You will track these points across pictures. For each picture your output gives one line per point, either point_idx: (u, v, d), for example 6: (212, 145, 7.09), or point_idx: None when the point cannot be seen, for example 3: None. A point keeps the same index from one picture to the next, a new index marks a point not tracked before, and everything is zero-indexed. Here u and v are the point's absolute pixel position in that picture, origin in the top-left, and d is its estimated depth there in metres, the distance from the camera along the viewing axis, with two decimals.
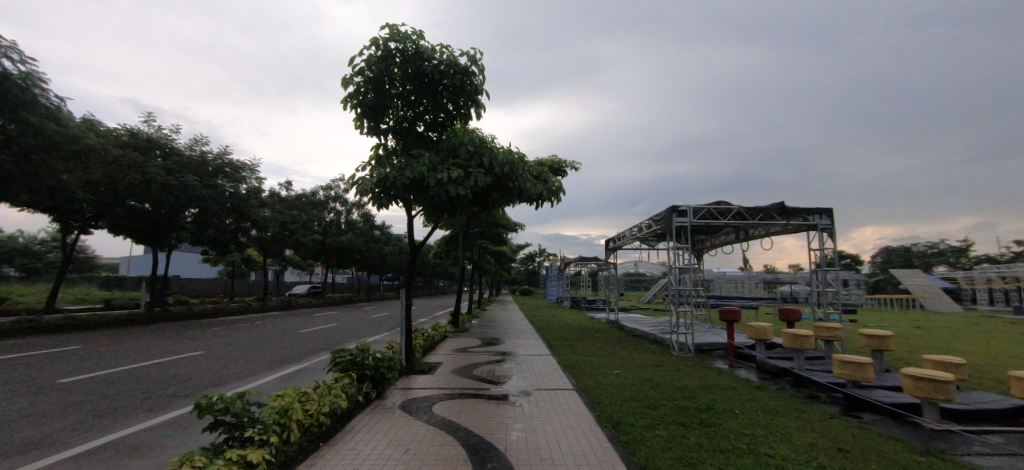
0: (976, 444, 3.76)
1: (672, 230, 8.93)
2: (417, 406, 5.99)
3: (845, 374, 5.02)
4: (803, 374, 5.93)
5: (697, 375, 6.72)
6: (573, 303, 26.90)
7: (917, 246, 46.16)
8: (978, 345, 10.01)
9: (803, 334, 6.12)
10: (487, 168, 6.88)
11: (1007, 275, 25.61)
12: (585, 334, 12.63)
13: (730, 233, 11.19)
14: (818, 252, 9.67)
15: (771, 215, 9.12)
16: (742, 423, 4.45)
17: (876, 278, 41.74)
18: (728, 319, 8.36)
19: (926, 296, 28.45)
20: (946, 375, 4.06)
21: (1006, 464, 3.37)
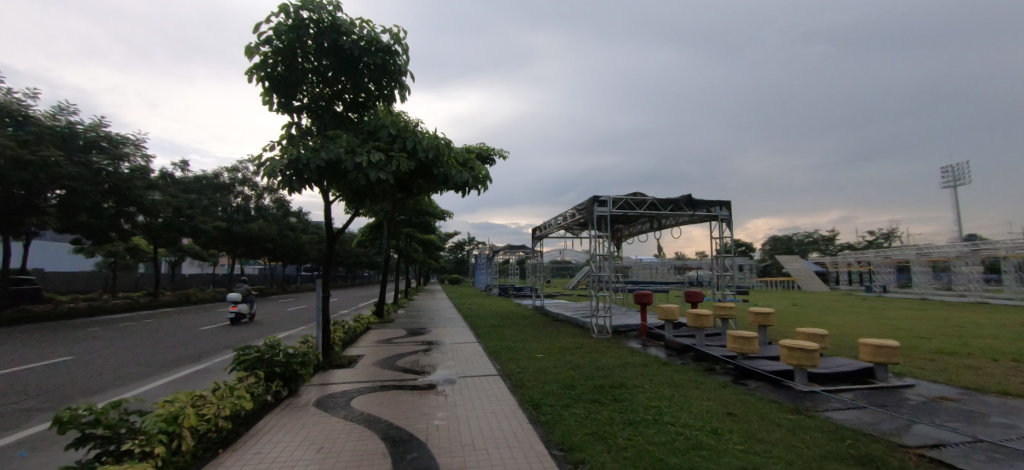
0: (834, 401, 4.43)
1: (594, 220, 9.34)
2: (334, 401, 5.68)
3: (736, 347, 5.66)
4: (702, 349, 6.57)
5: (612, 355, 7.17)
6: (501, 290, 27.30)
7: (797, 235, 53.26)
8: (839, 319, 11.82)
9: (703, 313, 6.77)
10: (411, 153, 6.63)
11: (861, 260, 30.56)
12: (512, 321, 12.86)
13: (645, 223, 12.00)
14: (718, 240, 10.72)
15: (680, 207, 9.93)
16: (650, 396, 4.82)
17: (764, 263, 47.59)
18: (642, 302, 8.99)
19: (802, 278, 33.06)
20: (812, 344, 4.77)
21: (856, 417, 4.01)
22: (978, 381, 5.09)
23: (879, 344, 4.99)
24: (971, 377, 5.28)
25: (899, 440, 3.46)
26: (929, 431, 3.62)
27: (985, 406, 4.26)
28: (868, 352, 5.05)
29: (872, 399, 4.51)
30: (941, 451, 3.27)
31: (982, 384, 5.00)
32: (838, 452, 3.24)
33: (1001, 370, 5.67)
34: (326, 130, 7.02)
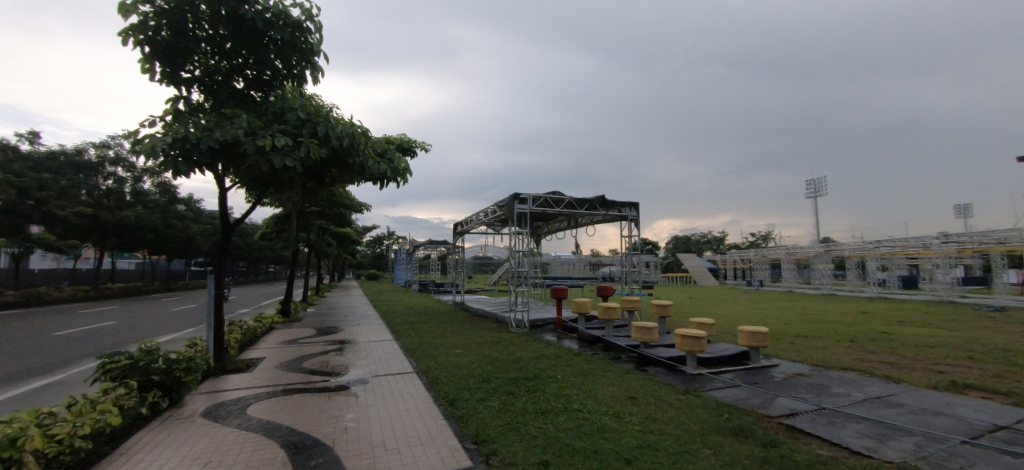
0: (717, 381, 5.02)
1: (514, 217, 9.53)
2: (226, 409, 5.12)
3: (639, 337, 6.15)
4: (610, 340, 7.05)
5: (528, 348, 7.39)
6: (422, 286, 26.74)
7: (695, 236, 59.37)
8: (725, 310, 13.41)
9: (612, 306, 7.25)
10: (323, 140, 6.17)
11: (744, 258, 35.00)
12: (431, 317, 12.66)
13: (563, 221, 12.54)
14: (628, 238, 11.54)
15: (595, 206, 10.54)
16: (561, 386, 5.05)
17: (667, 260, 52.32)
18: (558, 296, 9.38)
19: (698, 273, 36.97)
20: (701, 331, 5.36)
21: (733, 394, 4.59)
22: (825, 359, 6.11)
23: (753, 331, 5.76)
24: (819, 356, 6.33)
25: (765, 412, 4.03)
26: (787, 403, 4.26)
27: (828, 379, 5.14)
28: (745, 337, 5.82)
29: (747, 378, 5.20)
30: (796, 418, 3.87)
31: (827, 361, 6.02)
32: (718, 425, 3.68)
33: (841, 349, 6.87)
34: (223, 108, 6.25)
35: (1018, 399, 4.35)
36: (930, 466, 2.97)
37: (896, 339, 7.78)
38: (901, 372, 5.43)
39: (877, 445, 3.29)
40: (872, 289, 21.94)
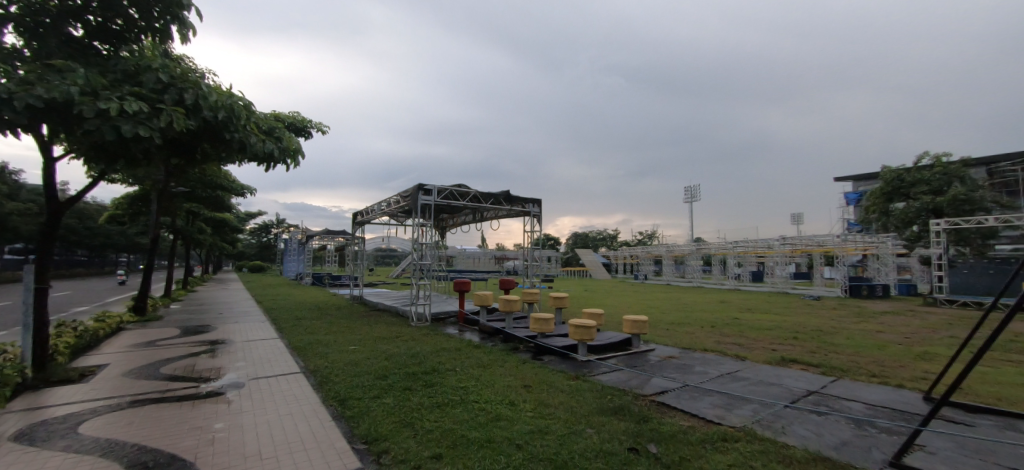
0: (603, 366, 5.47)
1: (418, 208, 9.27)
2: (48, 429, 4.17)
3: (537, 328, 6.42)
4: (510, 331, 7.25)
5: (428, 342, 7.28)
6: (316, 280, 24.76)
7: (592, 233, 63.90)
8: (615, 301, 14.66)
9: (513, 298, 7.45)
10: (191, 109, 5.29)
11: (632, 254, 38.71)
12: (324, 312, 11.78)
13: (468, 214, 12.55)
14: (530, 233, 11.97)
15: (500, 201, 10.73)
16: (459, 378, 5.07)
17: (567, 255, 55.61)
18: (461, 289, 9.37)
19: (593, 268, 39.94)
20: (591, 321, 5.79)
21: (616, 377, 5.04)
22: (691, 342, 7.03)
23: (636, 319, 6.39)
24: (687, 340, 7.27)
25: (641, 392, 4.49)
26: (660, 382, 4.81)
27: (692, 360, 5.92)
28: (629, 325, 6.42)
29: (628, 362, 5.75)
30: (665, 395, 4.38)
31: (692, 344, 6.93)
32: (601, 406, 4.00)
33: (703, 333, 7.97)
34: (52, 59, 5.03)
35: (823, 368, 5.49)
36: (763, 428, 3.58)
37: (744, 324, 9.27)
38: (746, 352, 6.48)
39: (725, 413, 3.88)
40: (730, 282, 25.87)
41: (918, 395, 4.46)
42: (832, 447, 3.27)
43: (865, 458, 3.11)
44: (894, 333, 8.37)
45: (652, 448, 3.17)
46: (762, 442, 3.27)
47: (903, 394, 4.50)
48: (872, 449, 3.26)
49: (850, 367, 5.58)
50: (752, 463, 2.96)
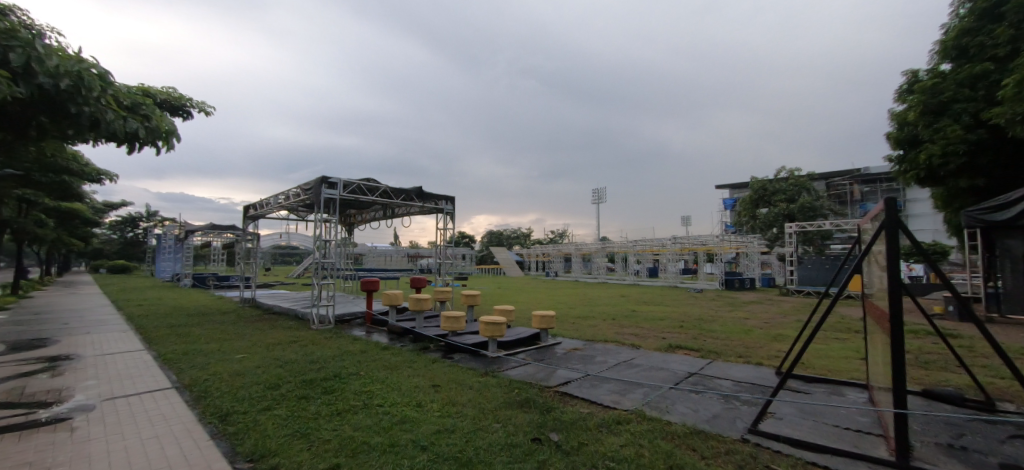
0: (512, 361, 5.60)
1: (320, 202, 8.61)
2: None
3: (447, 326, 6.35)
4: (420, 331, 7.08)
5: (330, 346, 6.81)
6: (198, 281, 21.78)
7: (507, 231, 65.06)
8: (527, 298, 15.12)
9: (424, 297, 7.28)
10: (19, 73, 4.27)
11: (544, 252, 40.24)
12: (205, 317, 10.38)
13: (378, 210, 12.00)
14: (443, 231, 11.83)
15: (412, 198, 10.43)
16: (363, 382, 4.82)
17: (482, 253, 55.97)
18: (369, 289, 8.90)
19: (507, 265, 40.73)
20: (501, 318, 5.89)
21: (524, 371, 5.19)
22: (594, 334, 7.52)
23: (544, 314, 6.65)
24: (590, 332, 7.75)
25: (547, 383, 4.68)
26: (564, 374, 5.06)
27: (594, 351, 6.32)
28: (538, 320, 6.64)
29: (536, 356, 5.95)
30: (568, 385, 4.61)
31: (595, 336, 7.41)
32: (508, 400, 4.08)
33: (604, 326, 8.58)
34: None
35: (702, 352, 6.23)
36: (651, 409, 3.95)
37: (639, 315, 10.17)
38: (641, 341, 7.11)
39: (620, 398, 4.21)
40: (630, 277, 28.26)
41: (772, 371, 5.28)
42: (706, 421, 3.73)
43: (730, 428, 3.58)
44: (757, 319, 9.83)
45: (554, 436, 3.32)
46: (650, 422, 3.60)
47: (761, 371, 5.30)
48: (735, 419, 3.78)
49: (723, 350, 6.41)
50: (641, 441, 3.24)
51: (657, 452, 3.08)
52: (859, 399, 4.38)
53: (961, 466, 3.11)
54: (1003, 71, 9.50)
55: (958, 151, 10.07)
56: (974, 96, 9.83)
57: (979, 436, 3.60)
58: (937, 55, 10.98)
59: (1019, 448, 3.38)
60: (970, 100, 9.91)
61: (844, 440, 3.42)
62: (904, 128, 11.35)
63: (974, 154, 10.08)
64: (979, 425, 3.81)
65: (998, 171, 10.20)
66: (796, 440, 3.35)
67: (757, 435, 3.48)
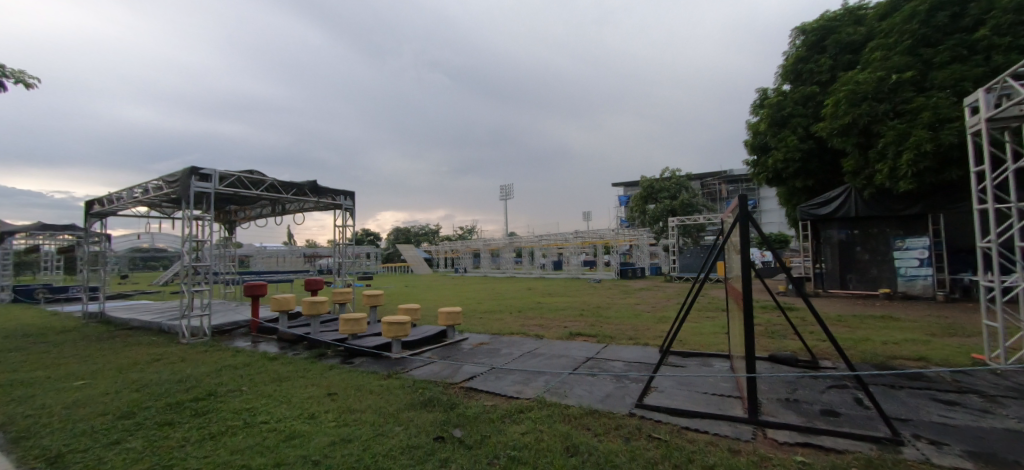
0: (417, 361, 5.45)
1: (190, 197, 7.43)
2: None
3: (347, 329, 5.97)
4: (316, 336, 6.55)
5: (204, 361, 5.94)
6: (21, 295, 17.46)
7: (415, 228, 63.27)
8: (435, 295, 14.87)
9: (319, 300, 6.74)
10: None
11: (454, 249, 40.01)
12: (30, 338, 8.38)
13: (264, 206, 10.81)
14: (342, 228, 11.09)
15: (305, 192, 9.58)
16: (245, 399, 4.29)
17: (388, 251, 53.75)
18: (254, 294, 7.96)
19: (415, 263, 39.70)
20: (405, 317, 5.72)
21: (429, 370, 5.10)
22: (500, 327, 7.66)
23: (450, 311, 6.63)
24: (497, 326, 7.88)
25: (452, 380, 4.64)
26: (470, 369, 5.07)
27: (500, 344, 6.44)
28: (444, 317, 6.64)
29: (442, 354, 5.88)
30: (474, 380, 4.64)
31: (502, 329, 7.56)
32: (410, 402, 3.96)
33: (511, 318, 8.78)
34: None
35: (599, 337, 6.71)
36: (551, 394, 4.14)
37: (544, 307, 10.62)
38: (545, 331, 7.43)
39: (524, 388, 4.34)
40: (537, 270, 29.42)
41: (656, 350, 5.89)
42: (600, 401, 4.01)
43: (620, 405, 3.92)
44: (646, 304, 10.90)
45: (456, 433, 3.30)
46: (549, 407, 3.77)
47: (648, 350, 5.88)
48: (625, 396, 4.14)
49: (616, 334, 6.98)
50: (540, 427, 3.38)
51: (554, 435, 3.24)
52: (723, 368, 5.09)
53: (794, 415, 3.78)
54: (824, 93, 11.75)
55: (795, 158, 12.22)
56: (806, 112, 12.00)
57: (807, 390, 4.41)
58: (779, 76, 13.16)
59: (832, 396, 4.22)
60: (803, 115, 12.07)
61: (710, 404, 3.95)
62: (757, 137, 13.42)
63: (806, 160, 12.32)
64: (807, 380, 4.68)
65: (822, 174, 12.60)
66: (673, 409, 3.77)
67: (642, 409, 3.84)
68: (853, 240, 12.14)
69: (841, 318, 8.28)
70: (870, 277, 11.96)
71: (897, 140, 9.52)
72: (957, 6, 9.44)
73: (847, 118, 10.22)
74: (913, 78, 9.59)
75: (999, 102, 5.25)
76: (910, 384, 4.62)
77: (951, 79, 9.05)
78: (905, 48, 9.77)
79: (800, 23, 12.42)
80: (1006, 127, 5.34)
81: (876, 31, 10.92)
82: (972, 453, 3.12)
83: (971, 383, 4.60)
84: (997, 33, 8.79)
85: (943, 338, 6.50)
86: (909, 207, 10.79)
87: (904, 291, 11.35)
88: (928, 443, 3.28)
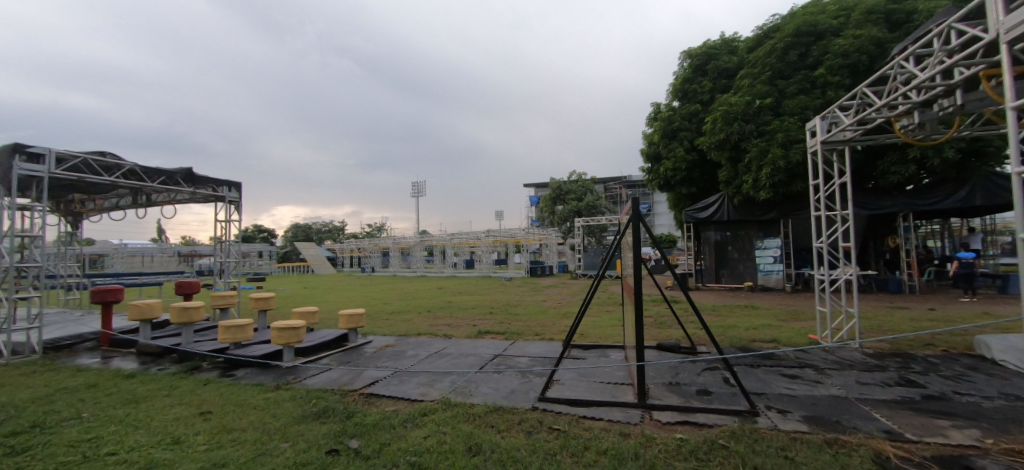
0: (312, 368, 5.03)
1: (12, 182, 5.95)
2: None
3: (227, 338, 5.29)
4: (187, 347, 5.68)
5: (29, 385, 4.81)
6: None
7: (316, 224, 58.64)
8: (338, 296, 13.91)
9: (193, 306, 5.85)
10: None
11: (360, 247, 37.84)
12: None
13: (121, 195, 9.12)
14: (225, 223, 9.83)
15: (177, 181, 8.32)
16: (86, 427, 3.55)
17: (285, 249, 49.02)
18: (105, 300, 6.69)
19: (316, 263, 36.74)
20: (299, 321, 5.23)
21: (326, 377, 4.72)
22: (408, 328, 7.41)
23: (351, 313, 6.26)
24: (404, 327, 7.61)
25: (352, 387, 4.35)
26: (371, 373, 4.80)
27: (406, 345, 6.23)
28: (344, 320, 6.24)
29: (342, 359, 5.49)
30: (375, 385, 4.39)
31: (409, 330, 7.31)
32: (302, 414, 3.62)
33: (419, 318, 8.55)
34: None
35: (507, 334, 6.83)
36: (456, 394, 4.10)
37: (455, 306, 10.52)
38: (454, 330, 7.35)
39: (430, 390, 4.23)
40: (449, 269, 29.15)
41: (560, 344, 6.17)
42: (504, 397, 4.07)
43: (523, 400, 4.01)
44: (552, 300, 11.39)
45: (353, 443, 3.09)
46: (454, 408, 3.72)
47: (553, 345, 6.12)
48: (529, 391, 4.26)
49: (523, 331, 7.17)
50: (443, 429, 3.32)
51: (458, 436, 3.20)
52: (618, 358, 5.50)
53: (675, 396, 4.22)
54: (705, 111, 13.35)
55: (682, 167, 13.70)
56: (691, 127, 13.52)
57: (687, 373, 4.96)
58: (670, 93, 14.66)
59: (706, 377, 4.81)
60: (689, 130, 13.58)
61: (606, 392, 4.24)
62: (652, 146, 14.77)
63: (690, 169, 13.88)
64: (686, 365, 5.28)
65: (703, 183, 14.30)
66: (572, 400, 3.96)
67: (544, 402, 3.98)
68: (726, 241, 13.99)
69: (715, 308, 9.48)
70: (738, 273, 13.88)
71: (759, 156, 11.17)
72: (803, 47, 11.38)
73: (723, 134, 11.72)
74: (771, 104, 11.33)
75: (830, 128, 6.42)
76: (764, 362, 5.46)
77: (798, 107, 10.89)
78: (766, 78, 11.52)
79: (687, 48, 13.92)
80: (834, 149, 6.55)
81: (745, 62, 12.72)
82: (806, 417, 3.77)
83: (808, 359, 5.57)
84: (830, 72, 10.75)
85: (789, 322, 7.78)
86: (767, 212, 12.73)
87: (763, 284, 13.38)
88: (776, 412, 3.89)
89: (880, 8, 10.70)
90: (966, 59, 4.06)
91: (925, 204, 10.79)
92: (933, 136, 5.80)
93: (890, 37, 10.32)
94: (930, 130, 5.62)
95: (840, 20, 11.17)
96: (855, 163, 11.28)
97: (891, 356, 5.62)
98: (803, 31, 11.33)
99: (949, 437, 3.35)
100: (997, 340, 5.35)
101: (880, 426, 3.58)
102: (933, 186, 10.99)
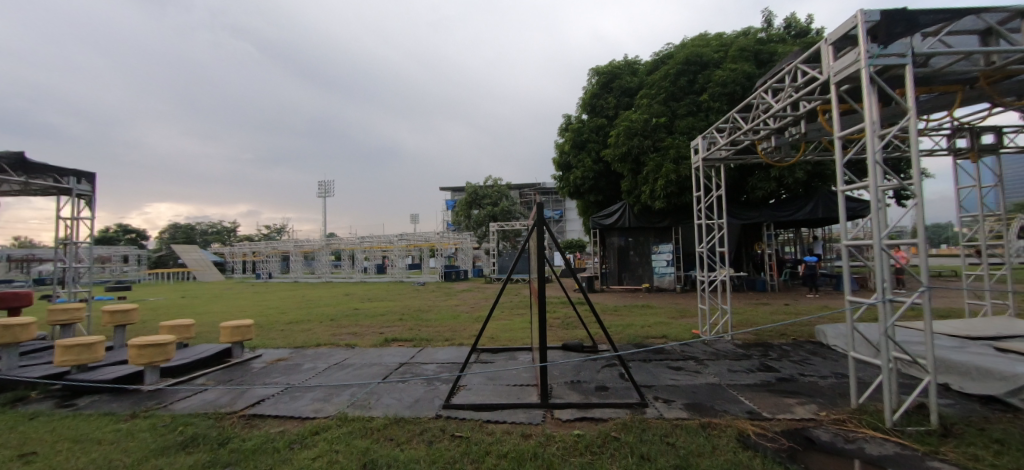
0: (182, 391, 4.39)
1: None
2: None
3: (67, 360, 4.38)
4: (9, 374, 4.61)
5: None
6: None
7: (200, 225, 51.67)
8: (223, 306, 12.37)
9: (20, 323, 4.76)
10: None
11: (255, 251, 34.16)
12: None
13: None
14: (71, 220, 8.22)
15: (3, 167, 6.78)
16: None
17: (159, 253, 42.39)
18: None
19: (199, 268, 32.35)
20: (167, 337, 4.54)
21: (200, 400, 4.15)
22: (306, 339, 6.85)
23: (236, 325, 5.61)
24: (301, 337, 7.02)
25: (230, 409, 3.87)
26: (257, 392, 4.33)
27: (302, 358, 5.74)
28: (227, 333, 5.57)
29: (222, 377, 4.88)
30: (261, 405, 3.96)
31: (306, 341, 6.75)
32: (164, 445, 3.13)
33: (320, 328, 7.93)
34: None
35: (415, 342, 6.63)
36: (354, 408, 3.86)
37: (360, 313, 9.94)
38: (358, 339, 6.94)
39: (325, 405, 3.93)
40: (358, 274, 27.61)
41: (469, 349, 6.14)
42: (407, 408, 3.93)
43: (427, 409, 3.91)
44: (464, 305, 11.37)
45: None
46: (350, 422, 3.51)
47: (461, 351, 6.07)
48: (433, 399, 4.16)
49: (433, 337, 7.01)
50: (335, 447, 3.09)
51: (352, 453, 3.00)
52: (526, 360, 5.62)
53: (576, 394, 4.43)
54: (610, 125, 14.38)
55: (590, 176, 14.60)
56: (598, 139, 14.46)
57: (588, 371, 5.25)
58: (579, 106, 15.52)
59: (605, 373, 5.13)
60: (596, 142, 14.51)
61: (510, 395, 4.30)
62: (563, 156, 15.53)
63: (597, 179, 14.81)
64: (588, 363, 5.59)
65: (609, 192, 15.33)
66: (476, 405, 3.95)
67: (449, 409, 3.92)
68: (628, 246, 15.18)
69: (616, 309, 10.20)
70: (638, 275, 15.11)
71: (655, 170, 12.31)
72: (691, 75, 12.79)
73: (625, 147, 12.72)
74: (665, 123, 12.57)
75: (709, 147, 7.27)
76: (656, 357, 5.99)
77: (687, 127, 12.23)
78: (661, 99, 12.76)
79: (594, 65, 14.86)
80: (712, 166, 7.44)
81: (644, 83, 13.95)
82: (686, 405, 4.19)
83: (690, 352, 6.22)
84: (712, 99, 12.23)
85: (677, 319, 8.66)
86: (663, 220, 14.03)
87: (658, 285, 14.75)
88: (662, 402, 4.28)
89: (749, 48, 12.47)
90: (807, 95, 4.87)
91: (784, 216, 12.71)
92: (786, 159, 6.86)
93: (757, 73, 12.07)
94: (784, 152, 6.64)
95: (720, 54, 12.78)
96: (732, 179, 12.97)
97: (755, 346, 6.52)
98: (691, 61, 12.78)
99: (793, 413, 3.97)
100: (831, 329, 6.47)
101: (743, 408, 4.12)
102: (789, 201, 12.98)
